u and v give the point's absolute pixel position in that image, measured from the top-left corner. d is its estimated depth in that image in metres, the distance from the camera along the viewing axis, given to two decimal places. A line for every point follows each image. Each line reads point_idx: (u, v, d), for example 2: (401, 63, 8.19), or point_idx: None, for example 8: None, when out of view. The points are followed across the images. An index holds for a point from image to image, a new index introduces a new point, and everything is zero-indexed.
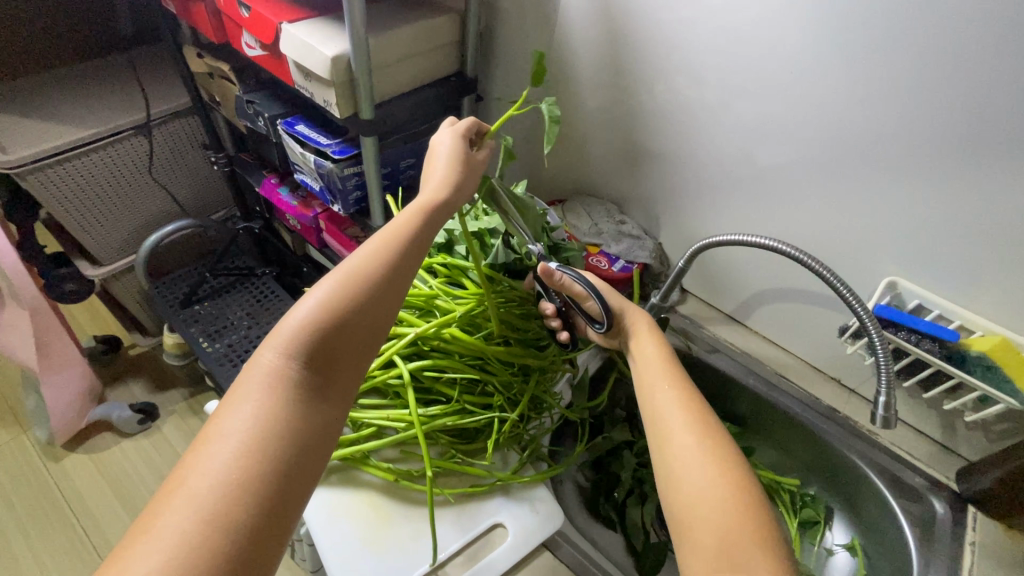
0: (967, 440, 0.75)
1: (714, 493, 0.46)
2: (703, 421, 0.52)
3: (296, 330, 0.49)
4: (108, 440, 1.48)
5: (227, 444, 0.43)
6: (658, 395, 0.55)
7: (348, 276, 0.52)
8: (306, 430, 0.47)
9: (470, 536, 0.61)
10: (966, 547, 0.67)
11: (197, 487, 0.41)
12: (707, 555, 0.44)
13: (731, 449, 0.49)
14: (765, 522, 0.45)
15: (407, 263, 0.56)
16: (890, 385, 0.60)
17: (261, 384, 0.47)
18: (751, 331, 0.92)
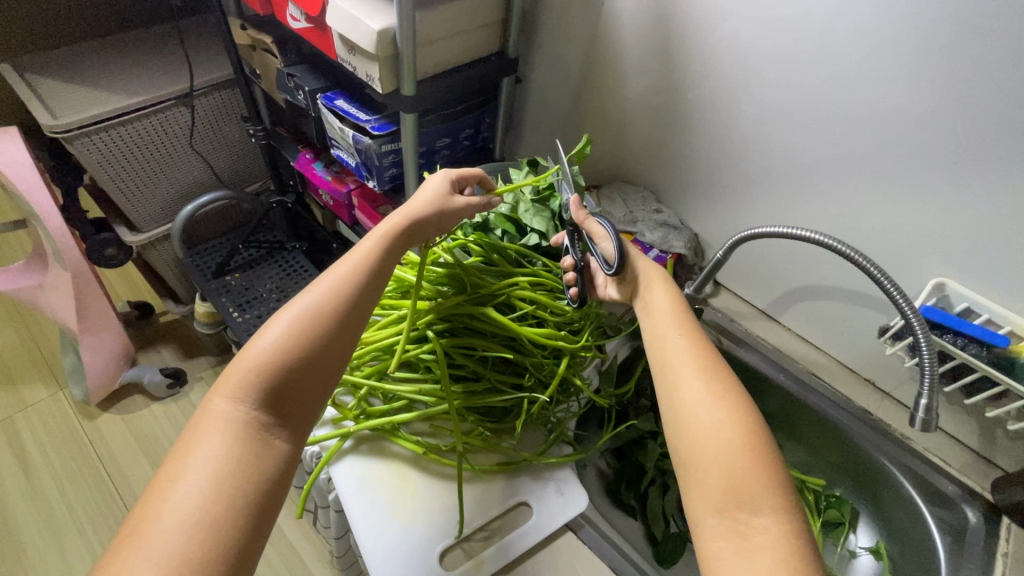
0: (1005, 450, 0.73)
1: (723, 437, 0.48)
2: (712, 368, 0.52)
3: (247, 375, 0.50)
4: (139, 402, 1.53)
5: (185, 489, 0.44)
6: (668, 345, 0.55)
7: (300, 317, 0.53)
8: (263, 467, 0.48)
9: (495, 512, 0.62)
10: (998, 559, 0.66)
11: (158, 536, 0.42)
12: (714, 494, 0.46)
13: (739, 394, 0.50)
14: (769, 462, 0.47)
15: (361, 299, 0.57)
16: (933, 387, 0.59)
17: (213, 429, 0.48)
18: (784, 327, 0.90)
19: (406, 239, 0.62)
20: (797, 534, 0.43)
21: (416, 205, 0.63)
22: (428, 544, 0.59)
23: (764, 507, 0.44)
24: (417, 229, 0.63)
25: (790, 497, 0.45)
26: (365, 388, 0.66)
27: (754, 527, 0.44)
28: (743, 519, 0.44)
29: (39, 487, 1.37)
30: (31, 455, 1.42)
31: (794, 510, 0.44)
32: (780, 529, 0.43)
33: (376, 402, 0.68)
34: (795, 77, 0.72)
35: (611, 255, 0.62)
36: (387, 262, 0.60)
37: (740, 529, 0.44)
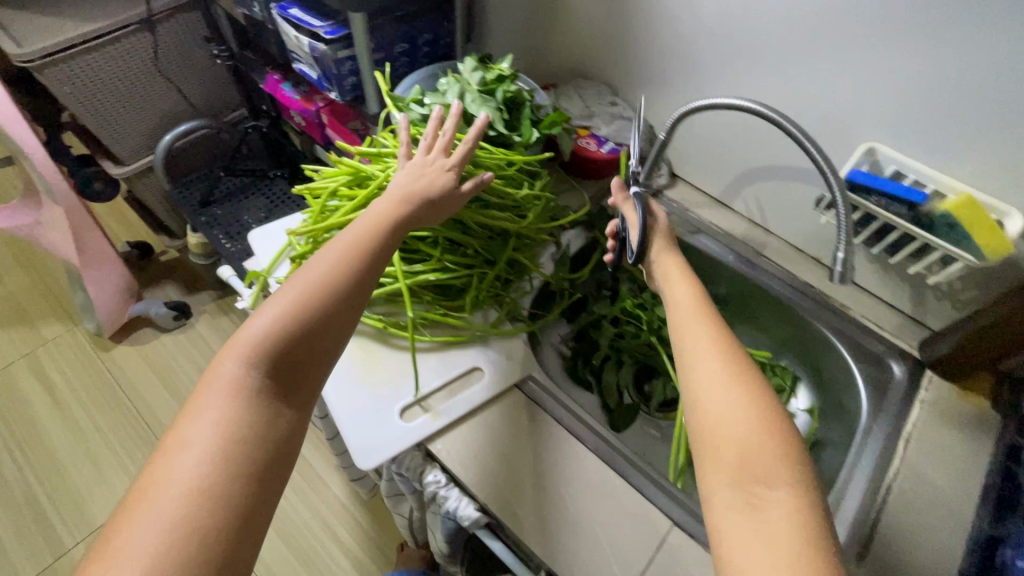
0: (935, 311, 0.78)
1: (741, 417, 0.48)
2: (730, 352, 0.53)
3: (256, 342, 0.50)
4: (149, 334, 1.64)
5: (191, 456, 0.44)
6: (689, 332, 0.56)
7: (308, 287, 0.53)
8: (272, 432, 0.48)
9: (449, 375, 0.70)
10: (918, 403, 0.74)
11: (163, 498, 0.41)
12: (728, 466, 0.46)
13: (756, 381, 0.51)
14: (790, 446, 0.47)
15: (367, 270, 0.56)
16: (848, 240, 0.63)
17: (224, 395, 0.47)
18: (736, 213, 0.93)
19: (413, 208, 0.61)
20: (812, 507, 0.43)
21: (416, 181, 0.63)
22: (390, 402, 0.67)
23: (779, 481, 0.44)
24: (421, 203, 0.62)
25: (807, 475, 0.45)
26: None
27: (769, 499, 0.44)
28: (757, 492, 0.44)
29: (69, 412, 1.50)
30: (57, 385, 1.54)
31: (809, 485, 0.44)
32: (796, 503, 0.43)
33: None
34: None
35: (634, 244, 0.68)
36: (391, 233, 0.59)
37: (755, 501, 0.44)
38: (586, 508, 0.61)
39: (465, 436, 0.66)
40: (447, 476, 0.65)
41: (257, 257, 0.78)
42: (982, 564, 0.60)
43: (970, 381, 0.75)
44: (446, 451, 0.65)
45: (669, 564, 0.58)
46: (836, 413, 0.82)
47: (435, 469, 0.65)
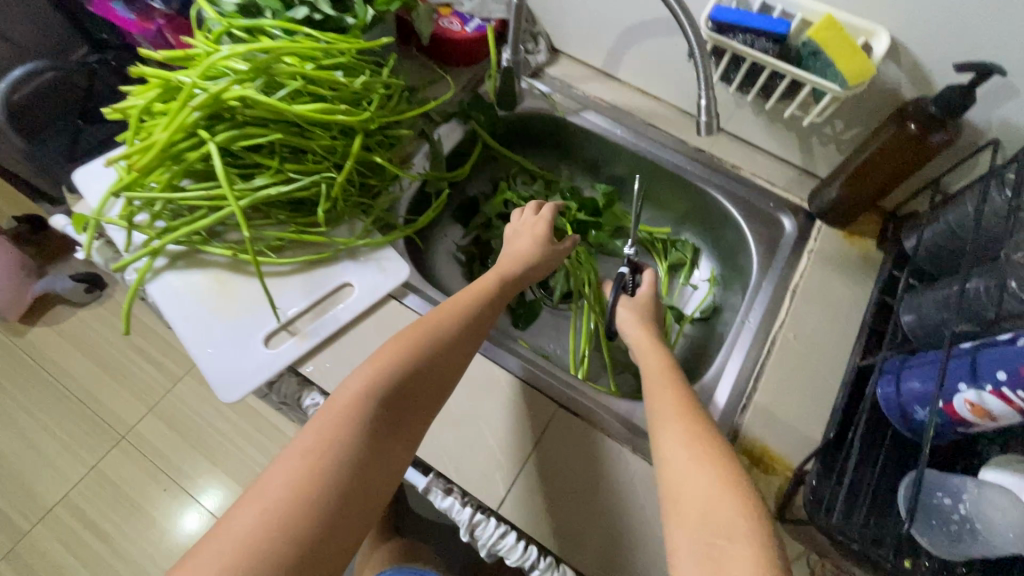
0: (823, 158, 0.75)
1: (701, 472, 0.44)
2: (695, 413, 0.49)
3: (380, 367, 0.51)
4: (66, 312, 1.53)
5: (288, 475, 0.43)
6: (657, 395, 0.53)
7: (426, 333, 0.54)
8: (375, 461, 0.46)
9: (315, 296, 0.65)
10: (805, 255, 0.73)
11: (268, 493, 0.41)
12: (690, 521, 0.41)
13: (722, 441, 0.47)
14: (755, 501, 0.41)
15: (478, 325, 0.59)
16: (708, 86, 0.58)
17: (335, 419, 0.46)
18: (622, 84, 0.86)
19: (512, 280, 0.65)
20: (776, 562, 0.37)
21: (521, 246, 0.68)
22: (253, 332, 0.63)
23: (740, 534, 0.39)
24: (525, 272, 0.67)
25: (770, 529, 0.40)
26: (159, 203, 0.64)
27: (730, 554, 0.38)
28: (716, 544, 0.39)
29: None
30: None
31: (774, 548, 0.38)
32: (757, 557, 0.38)
33: (177, 216, 0.66)
34: None
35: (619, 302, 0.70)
36: (501, 296, 0.63)
37: (715, 555, 0.38)
38: (470, 407, 0.61)
39: (338, 354, 0.63)
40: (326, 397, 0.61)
41: (85, 198, 0.69)
42: (854, 393, 0.62)
43: (857, 225, 0.74)
44: (318, 372, 0.62)
45: (553, 443, 0.60)
46: (734, 278, 0.81)
47: (313, 392, 0.61)
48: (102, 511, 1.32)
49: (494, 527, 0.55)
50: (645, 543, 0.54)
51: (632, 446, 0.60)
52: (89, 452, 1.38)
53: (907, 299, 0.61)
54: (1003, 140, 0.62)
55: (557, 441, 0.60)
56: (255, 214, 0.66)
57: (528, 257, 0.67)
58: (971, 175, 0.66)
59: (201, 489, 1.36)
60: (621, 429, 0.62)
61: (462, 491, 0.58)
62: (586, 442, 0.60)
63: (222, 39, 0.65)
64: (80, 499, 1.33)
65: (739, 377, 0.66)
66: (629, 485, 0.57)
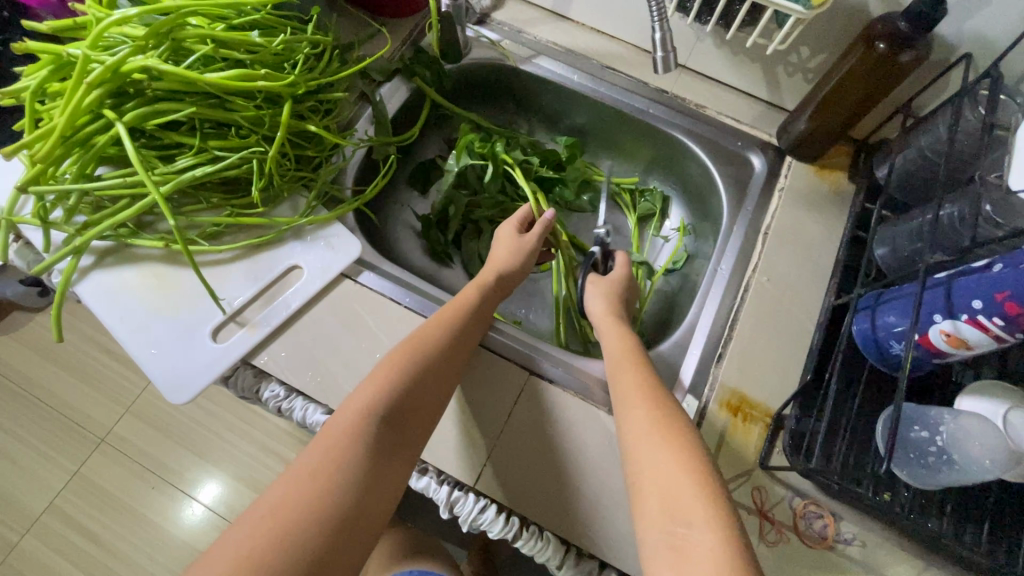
0: (790, 90, 0.71)
1: (661, 461, 0.43)
2: (656, 397, 0.49)
3: (375, 385, 0.49)
4: (21, 317, 1.44)
5: (297, 497, 0.41)
6: (620, 379, 0.53)
7: (420, 346, 0.53)
8: (375, 482, 0.44)
9: (261, 283, 0.60)
10: (776, 194, 0.70)
11: (261, 521, 0.39)
12: (652, 512, 0.41)
13: (683, 425, 0.47)
14: (712, 483, 0.41)
15: (471, 333, 0.57)
16: (662, 15, 0.53)
17: (337, 439, 0.45)
18: (575, 25, 0.80)
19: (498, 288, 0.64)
20: (736, 544, 0.37)
21: (500, 256, 0.67)
22: (196, 326, 0.58)
23: (698, 519, 0.39)
24: (507, 280, 0.65)
25: (728, 509, 0.40)
26: (74, 196, 0.57)
27: (690, 541, 0.38)
28: (678, 531, 0.39)
29: None
30: None
31: (731, 526, 0.39)
32: (716, 540, 0.37)
33: (98, 208, 0.60)
34: None
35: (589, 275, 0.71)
36: (490, 302, 0.62)
37: (678, 543, 0.38)
38: None
39: (292, 341, 0.59)
40: (287, 387, 0.58)
41: None
42: (830, 331, 0.60)
43: (829, 158, 0.71)
44: (273, 362, 0.58)
45: (526, 412, 0.58)
46: (704, 222, 0.77)
47: (271, 383, 0.57)
48: (96, 517, 1.25)
49: (472, 503, 0.53)
50: (626, 502, 0.53)
51: (607, 408, 0.58)
52: (68, 458, 1.30)
53: (881, 231, 0.59)
54: (975, 54, 0.58)
55: (529, 409, 0.58)
56: (183, 199, 0.61)
57: (509, 267, 0.65)
58: (943, 95, 0.63)
59: (196, 484, 1.28)
60: (597, 391, 0.60)
61: (437, 470, 0.56)
62: (559, 408, 0.58)
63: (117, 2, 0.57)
64: (67, 506, 1.26)
65: (715, 324, 0.64)
66: (605, 447, 0.56)
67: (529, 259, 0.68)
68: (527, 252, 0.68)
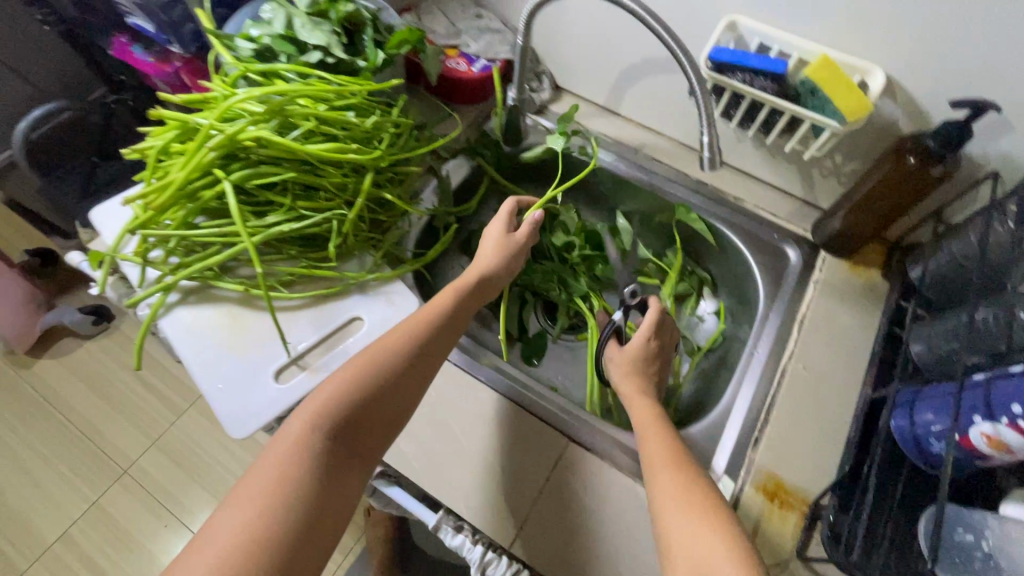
0: (824, 190, 0.76)
1: (692, 525, 0.45)
2: (685, 463, 0.51)
3: (328, 399, 0.50)
4: (71, 343, 1.53)
5: (245, 512, 0.42)
6: (649, 440, 0.55)
7: (381, 357, 0.54)
8: (327, 496, 0.46)
9: (325, 330, 0.65)
10: (810, 285, 0.73)
11: (212, 544, 0.40)
12: (682, 573, 0.42)
13: (716, 493, 0.48)
14: (750, 557, 0.42)
15: (440, 339, 0.58)
16: (711, 123, 0.59)
17: (287, 455, 0.46)
18: (625, 120, 0.88)
19: (477, 291, 0.65)
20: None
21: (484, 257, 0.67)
22: (263, 366, 0.63)
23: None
24: (488, 281, 0.66)
25: None
26: (175, 241, 0.65)
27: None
28: None
29: None
30: None
31: None
32: None
33: (189, 253, 0.67)
34: None
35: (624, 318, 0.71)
36: (463, 304, 0.63)
37: None
38: (481, 441, 0.60)
39: None
40: None
41: (101, 235, 0.71)
42: (868, 425, 0.61)
43: (862, 255, 0.75)
44: None
45: (564, 479, 0.59)
46: (740, 308, 0.80)
47: None
48: (106, 552, 1.26)
49: (506, 567, 0.54)
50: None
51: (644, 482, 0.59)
52: (91, 486, 1.33)
53: (916, 329, 0.61)
54: (1002, 172, 0.63)
55: (566, 476, 0.59)
56: (266, 249, 0.67)
57: (493, 266, 0.66)
58: (971, 207, 0.67)
59: None
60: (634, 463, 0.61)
61: (473, 528, 0.57)
62: (596, 477, 0.59)
63: (235, 82, 0.66)
64: (81, 537, 1.28)
65: (751, 407, 0.65)
66: (641, 520, 0.56)
67: (516, 260, 0.70)
68: (515, 253, 0.69)
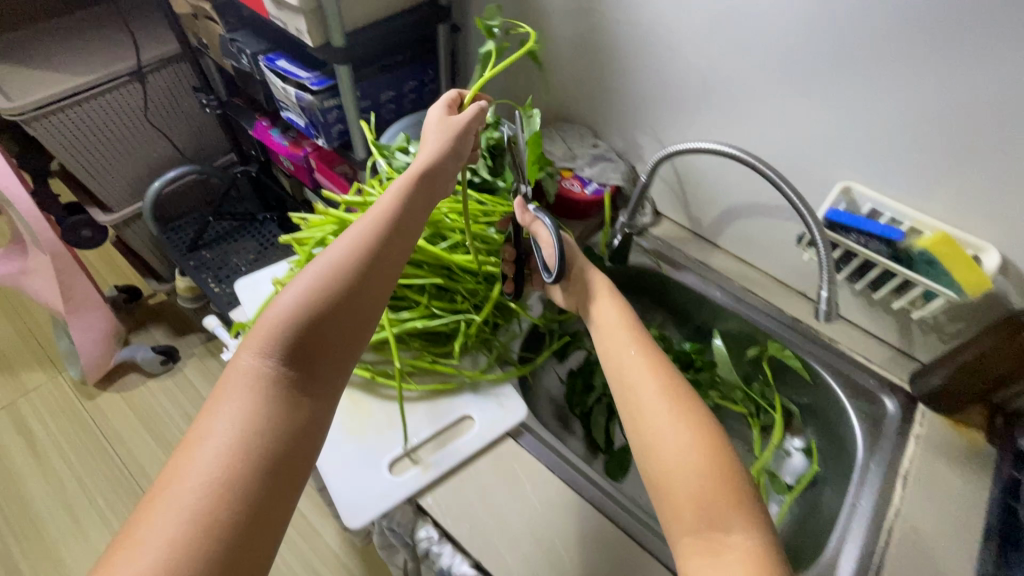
0: (923, 343, 0.78)
1: (690, 460, 0.50)
2: (672, 388, 0.56)
3: (272, 329, 0.50)
4: (134, 380, 1.59)
5: (212, 446, 0.44)
6: (628, 365, 0.59)
7: (321, 272, 0.52)
8: (293, 422, 0.48)
9: (439, 425, 0.68)
10: (911, 439, 0.73)
11: (187, 481, 0.42)
12: (688, 515, 0.48)
13: (703, 411, 0.54)
14: (742, 484, 0.49)
15: (388, 248, 0.57)
16: (831, 282, 0.63)
17: (244, 393, 0.48)
18: (721, 249, 0.94)
19: (425, 186, 0.62)
20: (765, 544, 0.46)
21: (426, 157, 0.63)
22: (379, 455, 0.65)
23: (736, 527, 0.47)
24: (436, 179, 0.63)
25: (758, 512, 0.48)
26: None
27: (726, 544, 0.46)
28: (718, 538, 0.46)
29: (54, 463, 1.45)
30: (40, 441, 1.48)
31: (765, 529, 0.47)
32: (752, 547, 0.45)
33: None
34: None
35: (551, 260, 0.63)
36: (410, 209, 0.60)
37: (716, 548, 0.46)
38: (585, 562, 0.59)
39: (456, 488, 0.65)
40: (440, 531, 0.62)
41: (243, 307, 0.78)
42: None
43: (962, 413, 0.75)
44: (438, 506, 0.63)
45: None
46: (834, 449, 0.79)
47: (426, 524, 0.63)
48: None
49: None
50: None
51: None
52: None
53: None
54: None
55: None
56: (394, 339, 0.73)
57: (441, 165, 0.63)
58: None
59: None
60: None
61: None
62: None
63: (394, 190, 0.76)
64: None
65: (858, 564, 0.63)
66: None
67: (461, 151, 0.66)
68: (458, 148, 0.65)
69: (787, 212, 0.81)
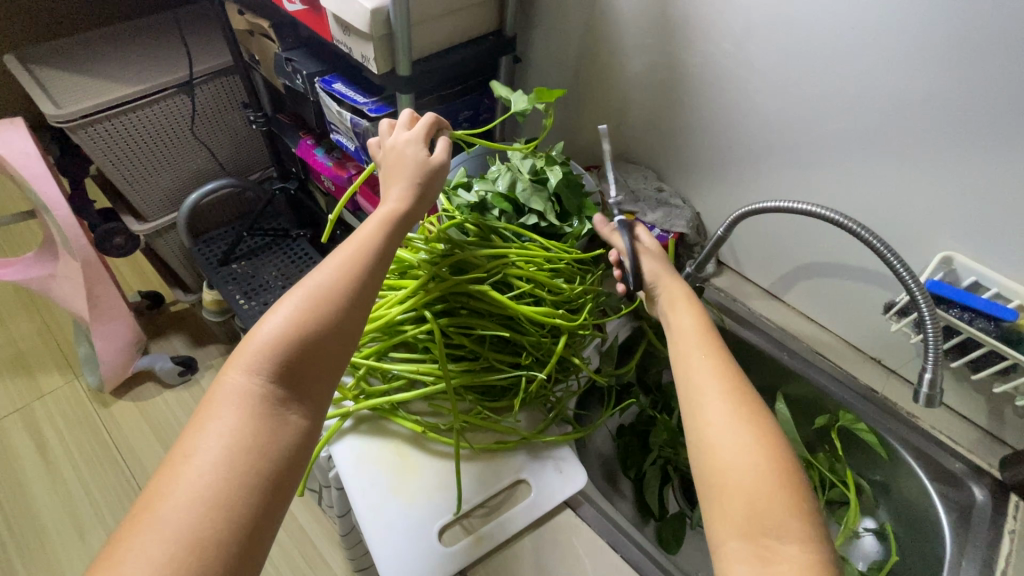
0: (1015, 427, 0.72)
1: (747, 460, 0.46)
2: (739, 390, 0.51)
3: (261, 349, 0.50)
4: (152, 390, 1.48)
5: (199, 466, 0.45)
6: (693, 361, 0.54)
7: (312, 293, 0.53)
8: (280, 444, 0.48)
9: (493, 491, 0.63)
10: (1006, 535, 0.65)
11: (173, 506, 0.42)
12: (737, 515, 0.44)
13: (767, 415, 0.49)
14: (800, 496, 0.45)
15: (378, 270, 0.57)
16: (938, 362, 0.57)
17: (231, 417, 0.48)
18: (788, 307, 0.89)
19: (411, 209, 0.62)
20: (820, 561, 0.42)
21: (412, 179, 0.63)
22: (427, 520, 0.60)
23: (790, 534, 0.43)
24: (421, 197, 0.63)
25: (814, 523, 0.44)
26: (364, 368, 0.67)
27: (780, 553, 0.42)
28: (769, 545, 0.42)
29: (58, 472, 1.34)
30: (50, 442, 1.38)
31: (821, 545, 0.43)
32: (807, 560, 0.42)
33: (375, 383, 0.69)
34: (803, 48, 0.69)
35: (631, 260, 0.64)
36: (400, 230, 0.61)
37: (765, 554, 0.42)
38: None
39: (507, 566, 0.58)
40: None
41: None
42: None
43: None
44: None
45: None
46: (917, 537, 0.74)
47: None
48: None
49: None
50: None
51: None
52: None
53: None
54: None
55: None
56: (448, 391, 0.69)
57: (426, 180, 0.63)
58: None
59: None
60: None
61: None
62: None
63: (459, 231, 0.72)
64: None
65: None
66: None
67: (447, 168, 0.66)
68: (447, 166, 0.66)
69: (869, 275, 0.76)
